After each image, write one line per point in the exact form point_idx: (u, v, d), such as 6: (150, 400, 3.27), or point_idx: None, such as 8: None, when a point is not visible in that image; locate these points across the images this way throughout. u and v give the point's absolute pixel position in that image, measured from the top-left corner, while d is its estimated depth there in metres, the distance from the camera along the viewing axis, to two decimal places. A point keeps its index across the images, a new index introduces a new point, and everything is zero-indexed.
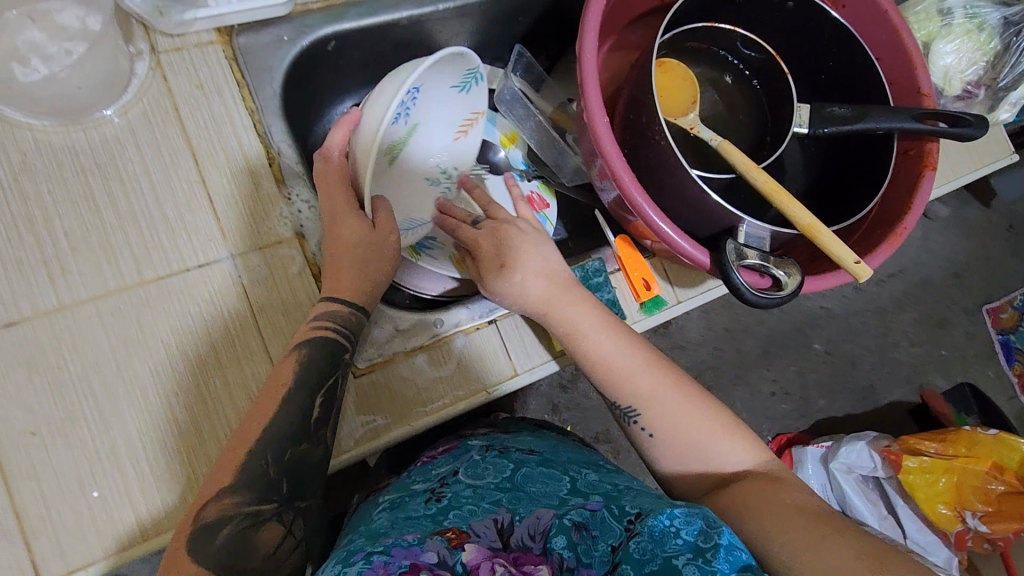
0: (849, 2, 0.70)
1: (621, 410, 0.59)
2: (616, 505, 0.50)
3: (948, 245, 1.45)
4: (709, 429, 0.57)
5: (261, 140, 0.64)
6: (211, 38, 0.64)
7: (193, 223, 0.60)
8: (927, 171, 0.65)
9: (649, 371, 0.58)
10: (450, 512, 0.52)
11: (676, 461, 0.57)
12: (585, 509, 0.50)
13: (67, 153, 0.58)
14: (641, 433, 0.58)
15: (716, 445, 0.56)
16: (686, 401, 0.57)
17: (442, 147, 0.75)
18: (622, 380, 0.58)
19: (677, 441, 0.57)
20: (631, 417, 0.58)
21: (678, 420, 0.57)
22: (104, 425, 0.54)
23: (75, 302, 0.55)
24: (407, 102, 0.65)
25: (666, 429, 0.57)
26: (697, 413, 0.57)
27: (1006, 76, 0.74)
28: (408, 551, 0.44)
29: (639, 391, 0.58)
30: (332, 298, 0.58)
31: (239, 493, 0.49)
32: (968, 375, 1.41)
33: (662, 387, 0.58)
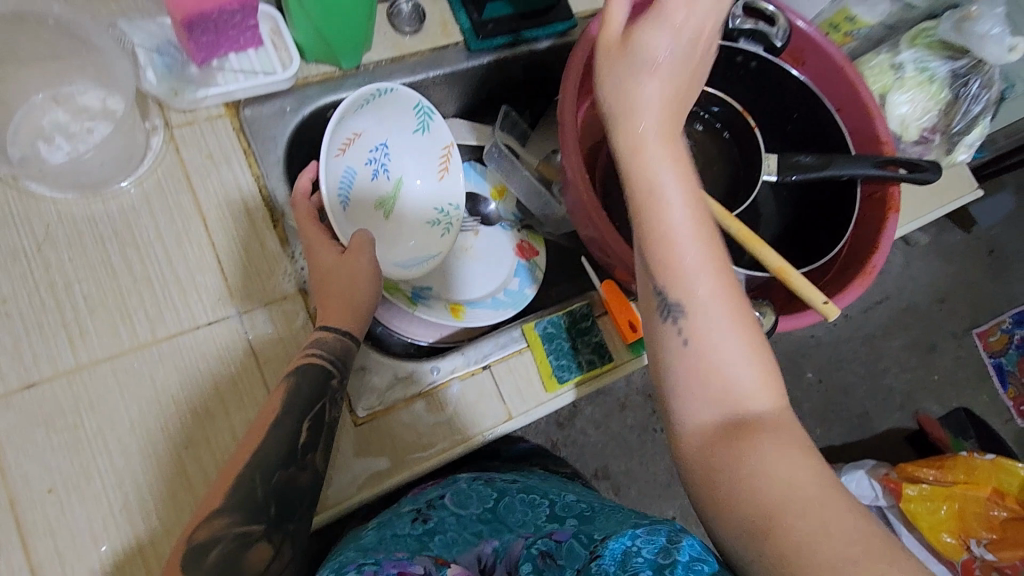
0: (806, 59, 0.77)
1: (663, 298, 0.47)
2: (585, 535, 0.52)
3: (931, 272, 1.49)
4: (746, 358, 0.45)
5: (266, 204, 0.68)
6: (221, 112, 0.69)
7: (203, 282, 0.64)
8: (890, 212, 0.70)
9: (709, 277, 0.46)
10: (436, 538, 0.60)
11: (694, 387, 0.45)
12: (552, 539, 0.54)
13: (86, 222, 0.62)
14: (671, 332, 0.46)
15: (742, 382, 0.45)
16: (728, 314, 0.46)
17: (432, 194, 0.80)
18: (678, 262, 0.46)
19: (712, 360, 0.45)
20: (672, 313, 0.46)
21: (719, 330, 0.45)
22: (117, 479, 0.57)
23: (92, 362, 0.59)
24: (377, 156, 0.77)
25: (707, 336, 0.45)
26: (733, 334, 0.45)
27: (959, 122, 0.81)
28: (397, 563, 0.52)
29: (688, 287, 0.46)
30: (325, 327, 0.61)
31: (229, 514, 0.51)
32: (961, 399, 1.42)
33: (710, 293, 0.46)
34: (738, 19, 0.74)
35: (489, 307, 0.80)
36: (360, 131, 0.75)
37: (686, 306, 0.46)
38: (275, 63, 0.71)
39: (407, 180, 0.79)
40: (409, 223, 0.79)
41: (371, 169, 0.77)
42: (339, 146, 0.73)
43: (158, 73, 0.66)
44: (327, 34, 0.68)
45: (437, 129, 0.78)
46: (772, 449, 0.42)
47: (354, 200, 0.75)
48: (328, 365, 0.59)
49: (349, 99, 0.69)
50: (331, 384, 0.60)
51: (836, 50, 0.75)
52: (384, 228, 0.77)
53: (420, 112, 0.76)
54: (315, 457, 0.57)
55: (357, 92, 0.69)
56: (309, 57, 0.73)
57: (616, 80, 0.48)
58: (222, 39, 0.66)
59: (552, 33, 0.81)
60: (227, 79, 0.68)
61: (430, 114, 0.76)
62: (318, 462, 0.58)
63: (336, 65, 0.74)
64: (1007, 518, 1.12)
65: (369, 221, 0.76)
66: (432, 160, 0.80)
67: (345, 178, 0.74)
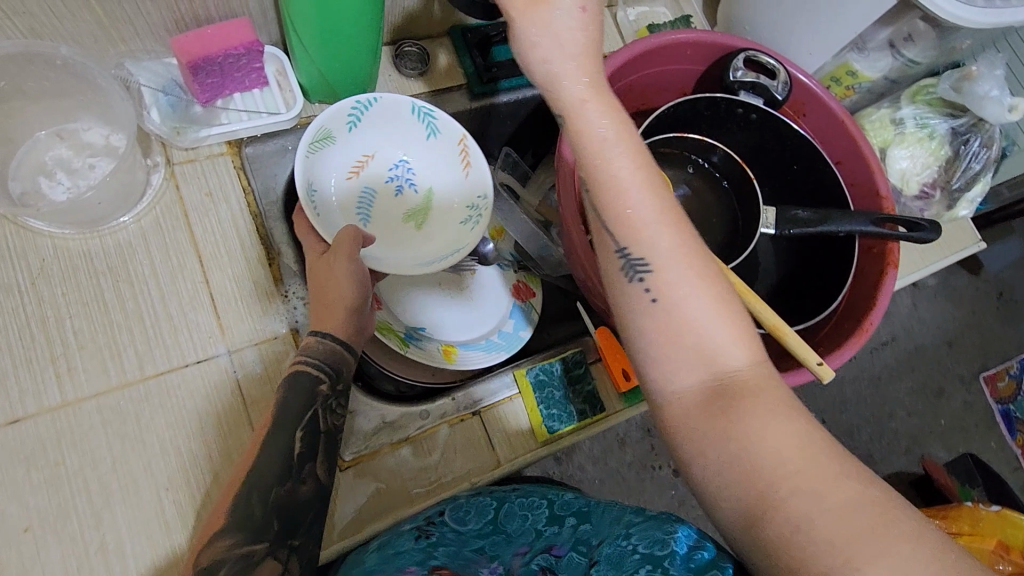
0: (807, 112, 0.76)
1: (629, 257, 0.45)
2: (581, 544, 0.61)
3: (939, 314, 1.45)
4: (719, 317, 0.43)
5: (262, 242, 0.68)
6: (222, 149, 0.70)
7: (194, 320, 0.64)
8: (889, 268, 0.68)
9: (667, 228, 0.46)
10: (441, 548, 0.63)
11: (666, 344, 0.43)
12: (552, 554, 0.62)
13: (82, 257, 0.63)
14: (640, 292, 0.45)
15: (715, 335, 0.43)
16: (694, 271, 0.45)
17: (458, 193, 0.76)
18: (639, 227, 0.46)
19: (682, 312, 0.43)
20: (638, 270, 0.45)
21: (687, 283, 0.44)
22: (96, 520, 0.56)
23: (78, 399, 0.59)
24: (398, 173, 0.76)
25: (678, 293, 0.44)
26: (700, 290, 0.44)
27: (958, 178, 0.81)
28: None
29: (654, 241, 0.45)
30: (316, 332, 0.59)
31: (231, 535, 0.49)
32: (970, 445, 1.37)
33: (673, 249, 0.45)
34: (739, 71, 0.72)
35: (482, 349, 0.79)
36: (373, 153, 0.75)
37: (650, 261, 0.45)
38: (279, 103, 0.72)
39: (429, 184, 0.76)
40: (438, 228, 0.76)
41: (394, 185, 0.76)
42: (351, 169, 0.74)
43: (161, 111, 0.67)
44: (331, 75, 0.69)
45: (445, 127, 0.75)
46: (760, 412, 0.41)
47: (376, 215, 0.75)
48: (315, 374, 0.57)
49: (327, 117, 0.70)
50: (320, 391, 0.57)
51: (837, 104, 0.74)
52: (412, 240, 0.75)
53: (422, 113, 0.74)
54: (315, 468, 0.55)
55: (335, 109, 0.70)
56: (313, 98, 0.74)
57: (535, 31, 0.46)
58: (227, 81, 0.68)
59: None
60: (231, 118, 0.69)
61: (432, 114, 0.74)
62: (319, 473, 0.56)
63: None
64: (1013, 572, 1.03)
65: (396, 232, 0.75)
66: (452, 157, 0.76)
67: (363, 199, 0.74)
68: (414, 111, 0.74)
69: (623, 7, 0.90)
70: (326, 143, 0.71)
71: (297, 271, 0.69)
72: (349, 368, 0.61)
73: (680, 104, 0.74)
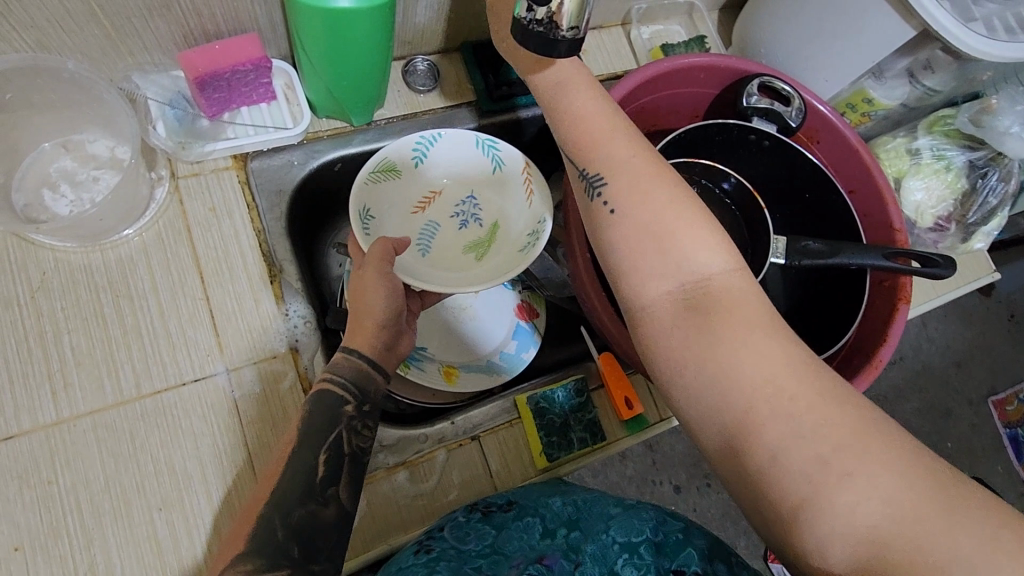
0: (821, 139, 0.75)
1: (587, 178, 0.52)
2: (573, 552, 0.59)
3: (948, 334, 1.41)
4: (683, 227, 0.47)
5: (264, 258, 0.68)
6: (227, 164, 0.70)
7: (194, 338, 0.64)
8: (900, 304, 0.67)
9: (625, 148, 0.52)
10: (442, 564, 0.56)
11: (636, 249, 0.48)
12: (544, 564, 0.57)
13: (83, 272, 0.63)
14: (602, 207, 0.51)
15: (685, 243, 0.47)
16: (646, 176, 0.50)
17: (522, 223, 0.72)
18: (590, 146, 0.53)
19: (641, 217, 0.48)
20: (596, 186, 0.52)
21: (647, 190, 0.49)
22: (86, 540, 0.56)
23: (73, 417, 0.59)
24: (465, 208, 0.75)
25: (636, 200, 0.49)
26: (655, 190, 0.49)
27: (974, 213, 0.79)
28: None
29: (608, 155, 0.52)
30: (350, 350, 0.59)
31: (251, 560, 0.49)
32: (976, 469, 1.33)
33: (625, 155, 0.52)
34: (754, 97, 0.70)
35: (482, 371, 0.78)
36: (440, 190, 0.75)
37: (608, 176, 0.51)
38: (286, 118, 0.71)
39: (491, 216, 0.75)
40: (498, 255, 0.72)
41: (459, 220, 0.75)
42: (417, 203, 0.74)
43: (167, 125, 0.67)
44: (337, 93, 0.68)
45: (509, 161, 0.73)
46: (735, 340, 0.43)
47: (438, 246, 0.74)
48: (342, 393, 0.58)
49: (391, 148, 0.70)
50: (345, 411, 0.58)
51: (852, 133, 0.73)
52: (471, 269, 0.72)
53: (485, 147, 0.73)
54: (337, 491, 0.55)
55: (400, 143, 0.71)
56: (320, 113, 0.73)
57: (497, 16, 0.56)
58: (234, 95, 0.67)
59: None
60: (237, 133, 0.69)
61: (495, 147, 0.73)
62: (343, 495, 0.55)
63: (346, 120, 0.74)
64: None
65: (456, 261, 0.73)
66: (517, 188, 0.73)
67: (427, 233, 0.74)
68: (478, 144, 0.73)
69: (637, 25, 0.88)
70: (390, 174, 0.71)
71: (299, 289, 0.68)
72: (375, 386, 0.60)
73: (692, 129, 0.73)
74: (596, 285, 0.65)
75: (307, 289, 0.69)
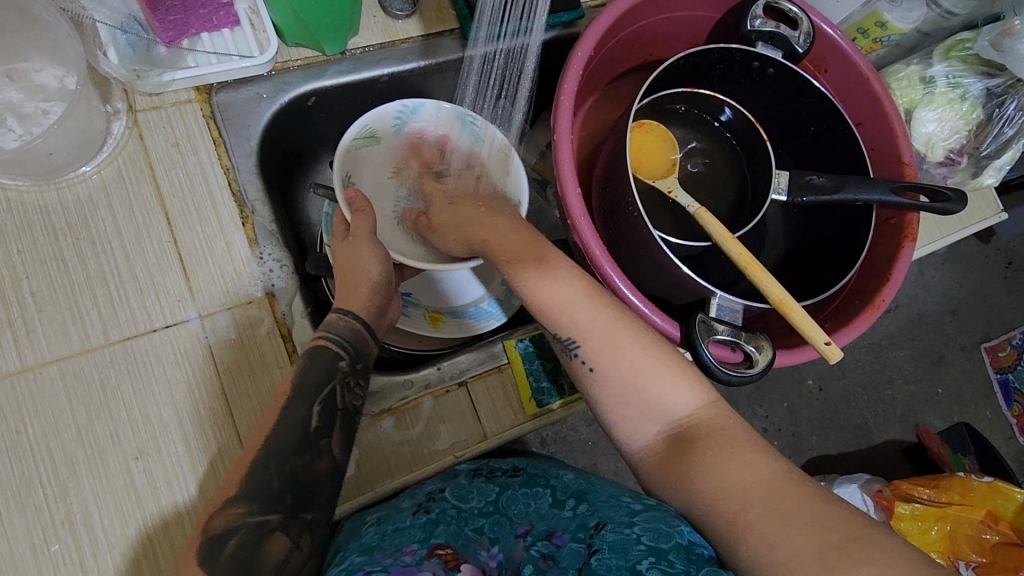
0: (829, 67, 0.70)
1: (562, 341, 0.53)
2: (582, 530, 0.54)
3: (946, 280, 1.38)
4: (648, 369, 0.50)
5: (234, 199, 0.64)
6: (189, 96, 0.65)
7: (162, 283, 0.60)
8: (905, 242, 0.63)
9: (589, 303, 0.52)
10: (439, 527, 0.57)
11: (614, 402, 0.51)
12: (551, 541, 0.55)
13: (38, 213, 0.59)
14: (581, 368, 0.52)
15: (655, 384, 0.50)
16: (622, 335, 0.51)
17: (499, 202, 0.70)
18: (557, 314, 0.53)
19: (621, 377, 0.50)
20: (572, 350, 0.52)
21: (624, 351, 0.51)
22: (61, 490, 0.55)
23: (39, 364, 0.56)
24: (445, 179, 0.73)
25: (606, 363, 0.51)
26: (632, 348, 0.51)
27: (989, 145, 0.75)
28: (405, 570, 0.49)
29: (574, 322, 0.52)
30: (343, 311, 0.57)
31: (246, 503, 0.47)
32: (965, 414, 1.33)
33: (594, 323, 0.51)
34: (758, 20, 0.64)
35: (468, 317, 0.74)
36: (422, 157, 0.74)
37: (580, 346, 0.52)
38: (252, 46, 0.65)
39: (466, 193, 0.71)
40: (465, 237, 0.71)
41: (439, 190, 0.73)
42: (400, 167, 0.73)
43: (120, 51, 0.61)
44: (304, 14, 0.62)
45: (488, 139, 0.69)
46: (737, 467, 0.46)
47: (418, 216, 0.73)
48: (339, 353, 0.56)
49: (372, 117, 0.67)
50: (340, 368, 0.55)
51: (862, 59, 0.68)
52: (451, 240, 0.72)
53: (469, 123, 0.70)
54: (332, 443, 0.53)
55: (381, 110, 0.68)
56: (289, 39, 0.68)
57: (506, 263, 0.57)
58: (192, 17, 0.62)
59: (556, 23, 0.74)
60: (199, 61, 0.63)
61: (477, 124, 0.70)
62: (336, 448, 0.53)
63: (318, 49, 0.68)
64: (998, 542, 0.99)
65: None
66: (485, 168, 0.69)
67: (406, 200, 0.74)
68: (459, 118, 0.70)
69: None
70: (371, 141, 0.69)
71: (273, 231, 0.64)
72: (368, 348, 0.58)
73: (691, 55, 0.65)
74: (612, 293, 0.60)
75: (283, 232, 0.66)
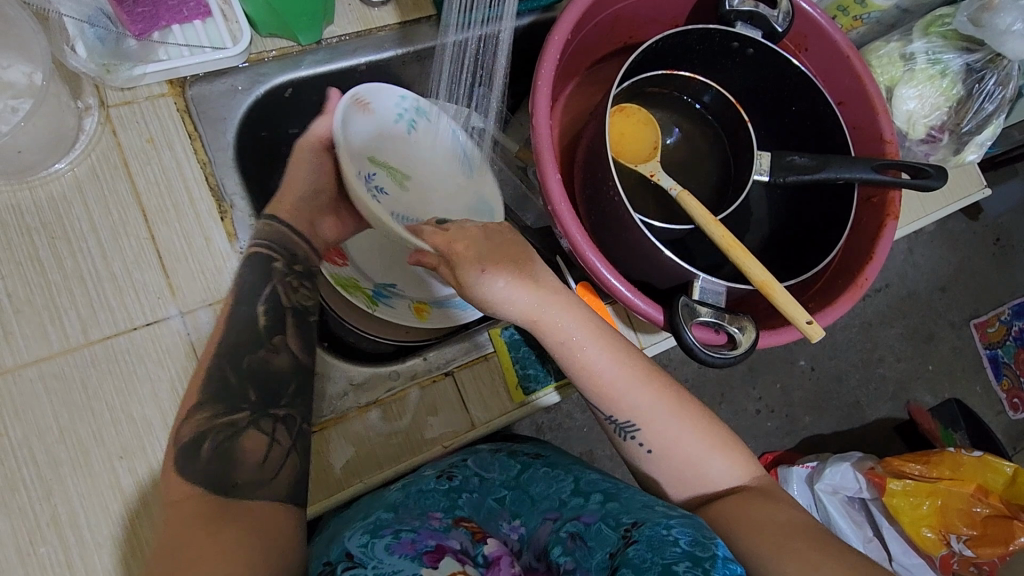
0: (809, 46, 0.70)
1: (617, 423, 0.56)
2: (612, 518, 0.52)
3: (934, 259, 1.38)
4: (704, 447, 0.55)
5: (212, 193, 0.63)
6: (163, 90, 0.64)
7: (141, 281, 0.60)
8: (887, 220, 0.63)
9: (644, 387, 0.55)
10: (463, 497, 0.58)
11: (667, 474, 0.55)
12: (580, 521, 0.53)
13: (13, 212, 0.58)
14: (637, 448, 0.55)
15: (702, 459, 0.54)
16: (674, 415, 0.55)
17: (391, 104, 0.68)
18: (618, 396, 0.55)
19: (677, 453, 0.54)
20: (628, 431, 0.55)
21: (678, 432, 0.54)
22: (46, 492, 0.54)
23: (17, 366, 0.56)
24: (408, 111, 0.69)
25: (663, 442, 0.54)
26: (684, 431, 0.54)
27: (969, 121, 0.75)
28: (433, 534, 0.50)
29: (635, 405, 0.55)
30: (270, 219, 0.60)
31: (210, 407, 0.49)
32: (956, 390, 1.35)
33: (653, 405, 0.55)
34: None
35: (456, 308, 0.72)
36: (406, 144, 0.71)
37: (637, 427, 0.55)
38: (224, 38, 0.64)
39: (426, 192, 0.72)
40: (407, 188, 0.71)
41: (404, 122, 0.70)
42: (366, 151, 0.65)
43: (88, 45, 0.59)
44: (277, 6, 0.61)
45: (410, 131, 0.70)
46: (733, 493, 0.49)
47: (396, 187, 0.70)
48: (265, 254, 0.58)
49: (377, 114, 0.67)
50: (277, 269, 0.57)
51: (841, 38, 0.67)
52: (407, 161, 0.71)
53: (410, 110, 0.69)
54: (286, 339, 0.54)
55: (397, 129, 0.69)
56: (263, 30, 0.67)
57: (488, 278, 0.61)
58: (162, 10, 0.60)
59: (535, 7, 0.73)
60: (171, 54, 0.62)
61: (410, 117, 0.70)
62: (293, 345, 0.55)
63: (293, 39, 0.67)
64: (989, 515, 1.01)
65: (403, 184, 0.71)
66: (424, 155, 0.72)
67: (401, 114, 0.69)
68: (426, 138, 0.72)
69: None
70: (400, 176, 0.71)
71: (253, 225, 0.64)
72: (304, 253, 0.61)
73: (670, 38, 0.65)
74: (601, 278, 0.59)
75: (264, 226, 0.65)
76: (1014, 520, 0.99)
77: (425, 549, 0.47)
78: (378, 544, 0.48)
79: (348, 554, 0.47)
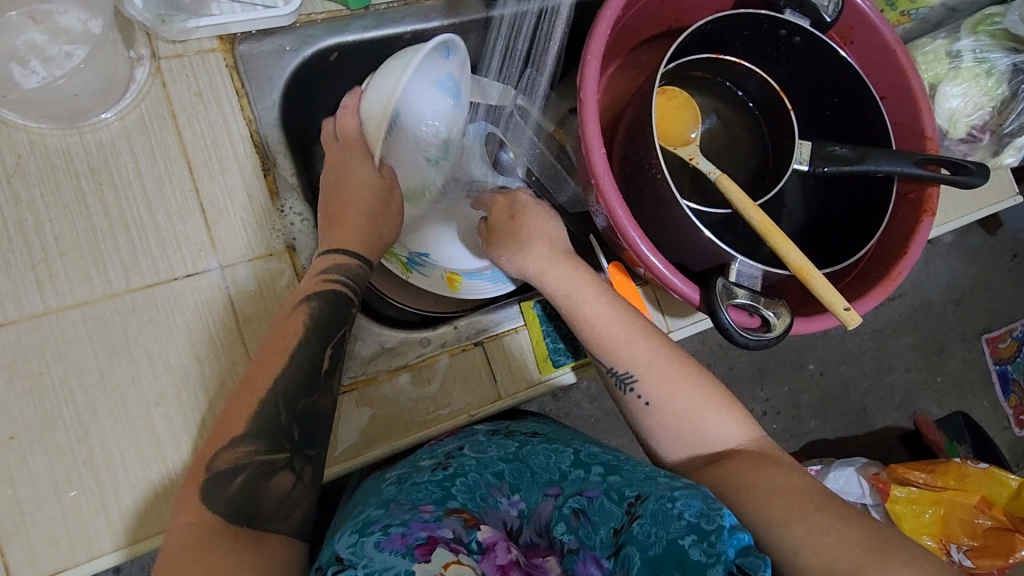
0: (856, 39, 0.69)
1: (618, 375, 0.57)
2: (616, 492, 0.52)
3: (950, 271, 1.37)
4: (704, 405, 0.55)
5: (256, 151, 0.64)
6: (212, 46, 0.64)
7: (184, 232, 0.60)
8: (924, 216, 0.63)
9: (644, 339, 0.58)
10: (458, 485, 0.56)
11: (665, 434, 0.55)
12: (584, 496, 0.53)
13: (61, 157, 0.59)
14: (637, 402, 0.56)
15: (703, 417, 0.54)
16: (671, 368, 0.56)
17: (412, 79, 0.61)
18: (619, 348, 0.57)
19: (675, 411, 0.55)
20: (627, 383, 0.56)
21: (675, 385, 0.55)
22: (82, 433, 0.55)
23: (60, 308, 0.56)
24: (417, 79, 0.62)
25: (664, 396, 0.55)
26: (680, 384, 0.55)
27: (1011, 122, 0.75)
28: (426, 525, 0.48)
29: (632, 356, 0.57)
30: (339, 251, 0.59)
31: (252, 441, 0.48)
32: (963, 403, 1.35)
33: (652, 357, 0.56)
34: None
35: (485, 281, 0.72)
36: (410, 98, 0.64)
37: (637, 379, 0.56)
38: None
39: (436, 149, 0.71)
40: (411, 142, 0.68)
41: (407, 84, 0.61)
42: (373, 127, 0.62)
43: None
44: None
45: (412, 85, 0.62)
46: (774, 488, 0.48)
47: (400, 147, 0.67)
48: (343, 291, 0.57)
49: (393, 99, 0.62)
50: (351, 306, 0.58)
51: (890, 31, 0.67)
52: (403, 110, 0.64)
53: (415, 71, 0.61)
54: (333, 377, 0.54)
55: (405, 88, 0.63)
56: None
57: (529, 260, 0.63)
58: None
59: None
60: (223, 10, 0.62)
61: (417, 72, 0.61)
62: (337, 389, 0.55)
63: (343, 3, 0.67)
64: (991, 527, 1.01)
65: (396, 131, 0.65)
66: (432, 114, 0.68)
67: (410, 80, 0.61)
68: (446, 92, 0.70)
69: None
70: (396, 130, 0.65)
71: (294, 185, 0.64)
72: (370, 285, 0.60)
73: (719, 21, 0.65)
74: (640, 256, 0.59)
75: (304, 187, 0.66)
76: (1015, 533, 1.00)
77: (417, 542, 0.46)
78: (367, 544, 0.47)
79: (338, 558, 0.47)
